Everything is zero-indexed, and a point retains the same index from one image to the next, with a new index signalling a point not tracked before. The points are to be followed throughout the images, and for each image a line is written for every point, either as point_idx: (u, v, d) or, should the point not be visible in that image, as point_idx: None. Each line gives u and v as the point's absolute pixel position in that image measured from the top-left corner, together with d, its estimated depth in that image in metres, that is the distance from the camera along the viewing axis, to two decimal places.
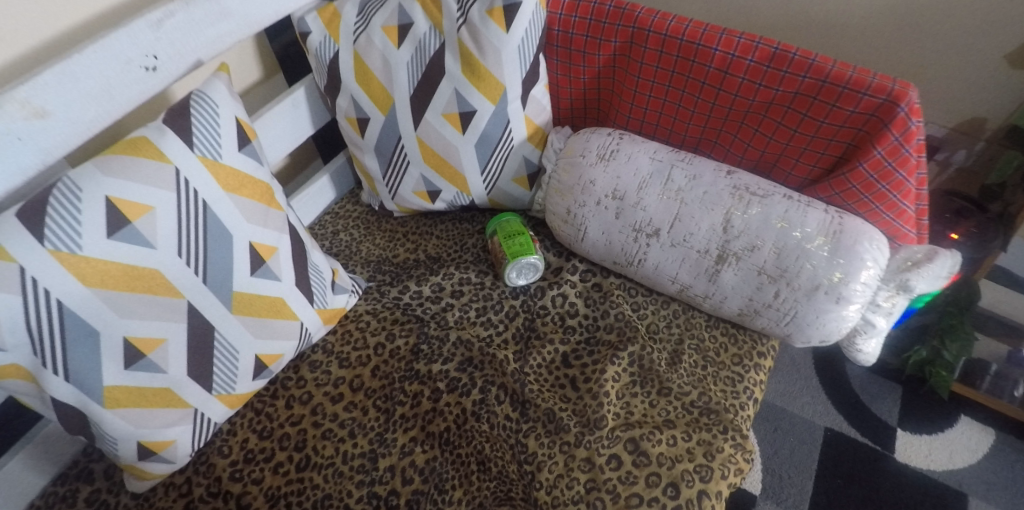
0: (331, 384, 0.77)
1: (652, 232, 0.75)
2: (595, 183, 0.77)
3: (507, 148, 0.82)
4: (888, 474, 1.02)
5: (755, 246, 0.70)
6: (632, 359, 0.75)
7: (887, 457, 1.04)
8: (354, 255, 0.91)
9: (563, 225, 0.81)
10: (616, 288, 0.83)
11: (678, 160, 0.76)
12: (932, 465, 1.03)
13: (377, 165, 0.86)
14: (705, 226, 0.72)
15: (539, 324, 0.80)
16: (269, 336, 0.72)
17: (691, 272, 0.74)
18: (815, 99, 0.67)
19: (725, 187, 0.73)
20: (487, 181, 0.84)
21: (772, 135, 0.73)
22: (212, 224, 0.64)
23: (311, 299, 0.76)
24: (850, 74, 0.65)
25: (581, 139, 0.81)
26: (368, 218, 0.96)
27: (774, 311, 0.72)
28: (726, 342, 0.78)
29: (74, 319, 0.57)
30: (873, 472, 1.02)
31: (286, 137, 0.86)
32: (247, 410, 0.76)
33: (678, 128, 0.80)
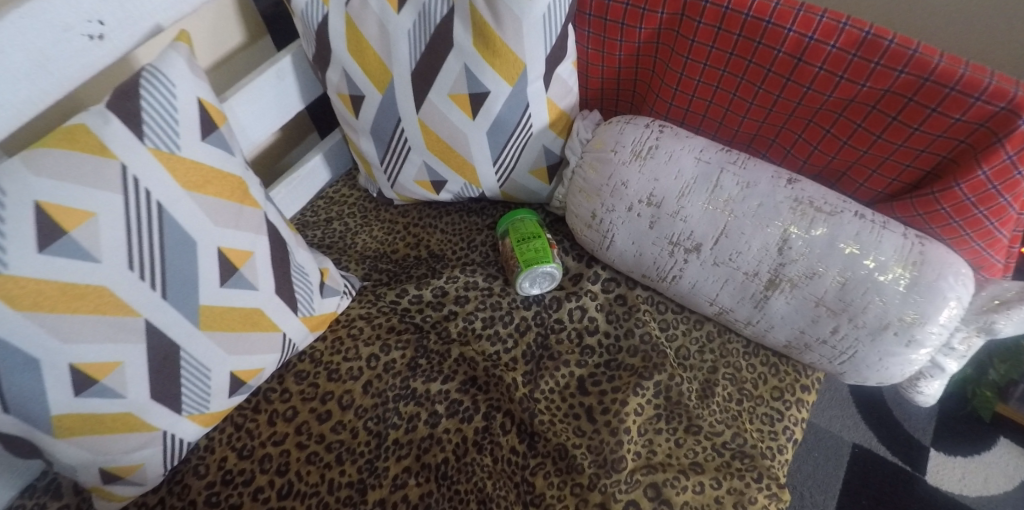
0: (318, 400, 0.69)
1: (692, 247, 0.64)
2: (628, 186, 0.66)
3: (525, 136, 0.70)
4: (917, 497, 0.95)
5: (815, 274, 0.59)
6: (658, 390, 0.66)
7: (919, 480, 0.96)
8: (348, 248, 0.80)
9: (585, 230, 0.71)
10: (643, 301, 0.73)
11: (728, 162, 0.64)
12: (965, 491, 0.95)
13: (375, 149, 0.75)
14: (757, 245, 0.61)
15: (553, 341, 0.70)
16: (245, 351, 0.63)
17: (734, 296, 0.64)
18: (910, 100, 0.54)
19: (784, 199, 0.61)
20: (500, 172, 0.73)
21: (847, 139, 0.60)
22: (169, 228, 0.54)
23: (295, 308, 0.67)
24: (961, 72, 0.51)
25: (613, 129, 0.69)
26: (365, 205, 0.85)
27: (828, 348, 0.62)
28: (765, 372, 0.68)
29: (7, 345, 0.48)
30: (902, 495, 0.95)
31: (273, 111, 0.75)
32: (227, 425, 0.69)
33: (730, 121, 0.67)
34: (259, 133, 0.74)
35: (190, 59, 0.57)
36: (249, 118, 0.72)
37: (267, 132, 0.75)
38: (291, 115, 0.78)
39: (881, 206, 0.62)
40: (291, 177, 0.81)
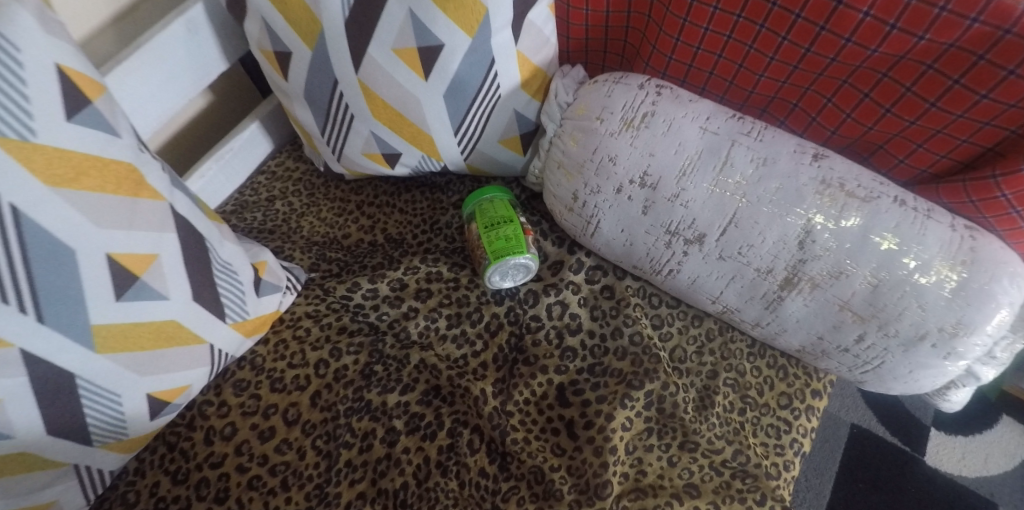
0: (260, 415, 0.60)
1: (693, 238, 0.53)
2: (617, 162, 0.54)
3: (491, 99, 0.58)
4: (915, 480, 0.89)
5: (842, 273, 0.49)
6: (650, 401, 0.57)
7: (918, 463, 0.91)
8: (293, 233, 0.70)
9: (566, 214, 0.60)
10: (632, 294, 0.63)
11: (741, 132, 0.52)
12: (964, 472, 0.90)
13: (313, 116, 0.62)
14: (772, 238, 0.50)
15: (528, 344, 0.61)
16: (162, 369, 0.53)
17: (741, 295, 0.54)
18: (980, 58, 0.42)
19: (809, 181, 0.49)
20: (463, 143, 0.61)
21: (891, 105, 0.48)
22: (31, 236, 0.43)
23: (221, 314, 0.56)
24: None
25: (599, 91, 0.57)
26: (313, 181, 0.74)
27: (849, 357, 0.53)
28: (772, 376, 0.59)
29: None
30: (900, 478, 0.89)
31: (187, 71, 0.61)
32: (159, 445, 0.60)
33: (743, 81, 0.54)
34: (174, 98, 0.61)
35: (42, 13, 0.43)
36: (158, 82, 0.59)
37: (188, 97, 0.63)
38: (212, 77, 0.65)
39: (923, 188, 0.51)
40: (221, 150, 0.69)
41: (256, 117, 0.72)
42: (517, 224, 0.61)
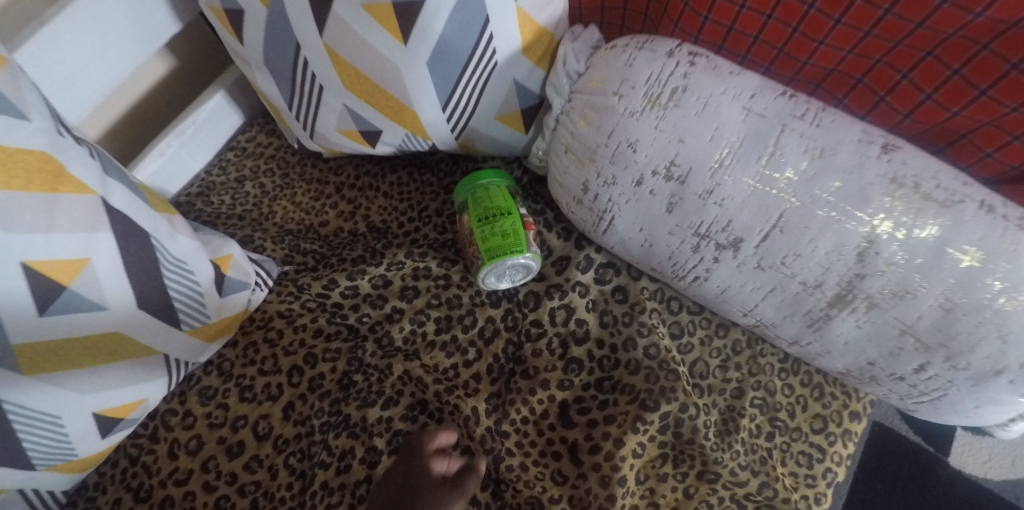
0: (228, 427, 0.54)
1: (726, 243, 0.44)
2: (637, 149, 0.44)
3: (485, 67, 0.48)
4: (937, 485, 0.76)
5: (908, 293, 0.40)
6: (666, 423, 0.50)
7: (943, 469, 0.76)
8: (265, 220, 0.62)
9: (574, 206, 0.51)
10: (649, 297, 0.54)
11: (793, 115, 0.42)
12: (990, 474, 0.76)
13: (277, 86, 0.53)
14: (825, 249, 0.41)
15: (528, 353, 0.54)
16: (108, 385, 0.47)
17: (779, 310, 0.46)
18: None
19: (876, 179, 0.40)
20: (454, 119, 0.52)
21: (988, 84, 0.38)
22: None
23: (175, 321, 0.49)
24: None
25: (617, 58, 0.46)
26: (287, 158, 0.65)
27: (903, 386, 0.45)
28: (806, 395, 0.52)
29: None
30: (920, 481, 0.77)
31: (130, 35, 0.54)
32: (121, 458, 0.54)
33: (795, 49, 0.43)
34: (112, 68, 0.55)
35: None
36: (93, 48, 0.52)
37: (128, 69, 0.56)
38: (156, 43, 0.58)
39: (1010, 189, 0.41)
40: (181, 125, 0.61)
41: (220, 86, 0.63)
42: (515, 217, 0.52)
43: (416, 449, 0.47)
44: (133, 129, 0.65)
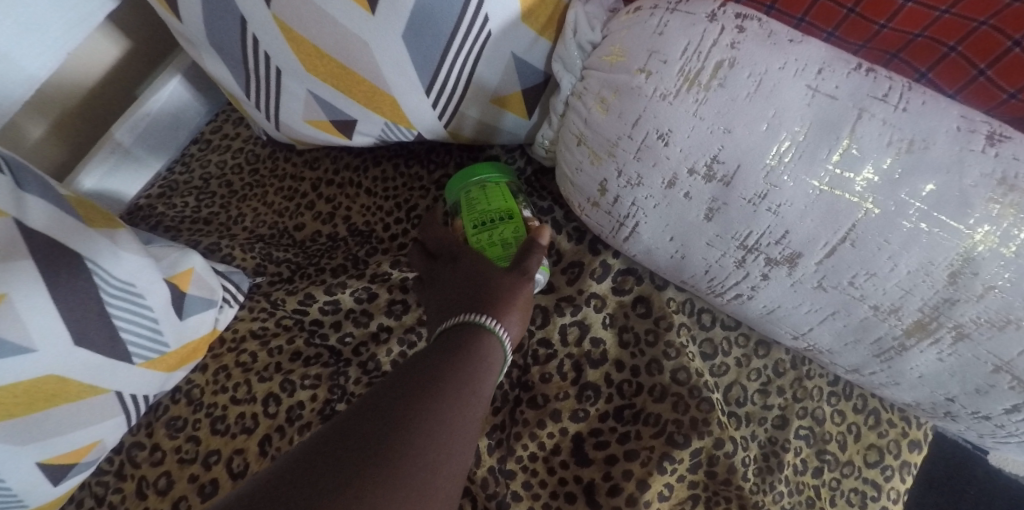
0: (200, 463, 0.48)
1: (776, 257, 0.36)
2: (669, 141, 0.36)
3: (476, 41, 0.39)
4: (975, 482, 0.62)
5: (1010, 323, 0.31)
6: (698, 460, 0.43)
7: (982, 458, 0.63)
8: (234, 223, 0.54)
9: (589, 208, 0.43)
10: (676, 310, 0.46)
11: (873, 96, 0.32)
12: None
13: (229, 70, 0.44)
14: (906, 269, 0.33)
15: (536, 378, 0.46)
16: (52, 433, 0.41)
17: (839, 336, 0.38)
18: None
19: (981, 179, 0.30)
20: (440, 104, 0.43)
21: None
22: None
23: (126, 354, 0.43)
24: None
25: (640, 26, 0.37)
26: (257, 151, 0.58)
27: (988, 425, 0.37)
28: (859, 424, 0.45)
29: None
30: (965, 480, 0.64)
31: (54, 14, 0.49)
32: (86, 497, 0.49)
33: (874, 6, 0.34)
34: (38, 56, 0.49)
35: None
36: (11, 34, 0.46)
37: (59, 55, 0.51)
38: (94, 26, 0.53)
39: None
40: (134, 116, 0.56)
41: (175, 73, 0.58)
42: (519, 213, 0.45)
43: (450, 244, 0.45)
44: (80, 123, 0.59)
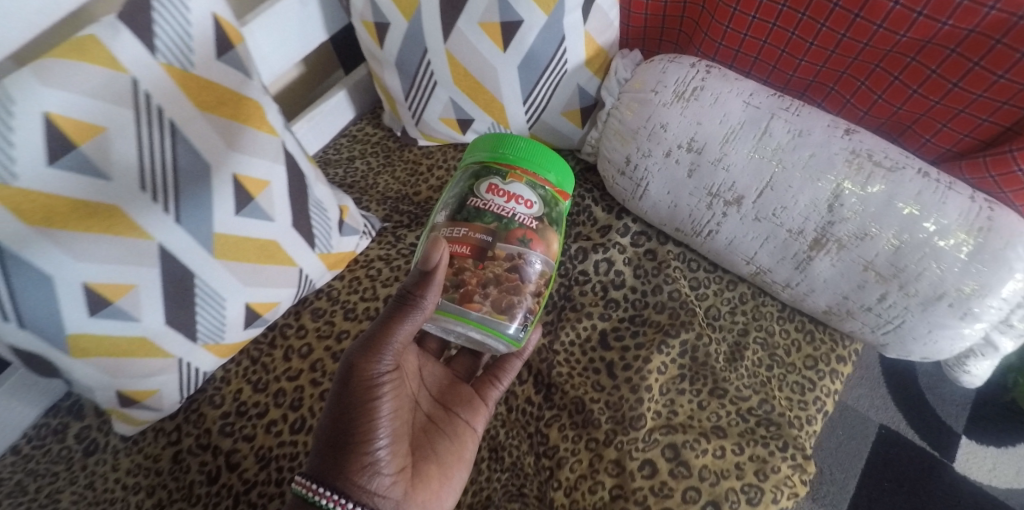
0: (333, 338, 0.68)
1: (733, 199, 0.59)
2: (667, 129, 0.60)
3: (558, 73, 0.64)
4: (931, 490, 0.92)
5: (867, 234, 0.54)
6: (684, 349, 0.63)
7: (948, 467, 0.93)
8: (370, 188, 0.78)
9: (618, 178, 0.66)
10: (673, 257, 0.69)
11: (781, 107, 0.58)
12: (994, 481, 0.92)
13: (399, 82, 0.69)
14: (805, 200, 0.56)
15: (576, 293, 0.68)
16: (261, 282, 0.62)
17: (774, 255, 0.60)
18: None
19: (840, 150, 0.55)
20: (530, 112, 0.67)
21: (916, 87, 0.53)
22: (182, 151, 0.52)
23: (311, 243, 0.65)
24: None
25: (655, 68, 0.62)
26: (388, 145, 0.81)
27: (872, 316, 0.57)
28: (800, 338, 0.65)
29: (19, 263, 0.47)
30: (929, 483, 0.92)
31: (296, 42, 0.68)
32: (243, 358, 0.69)
33: (785, 65, 0.59)
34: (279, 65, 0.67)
35: None
36: (271, 47, 0.65)
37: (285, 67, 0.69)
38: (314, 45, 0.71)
39: (970, 163, 0.54)
40: (312, 113, 0.76)
41: (342, 86, 0.79)
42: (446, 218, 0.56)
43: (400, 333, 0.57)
44: None
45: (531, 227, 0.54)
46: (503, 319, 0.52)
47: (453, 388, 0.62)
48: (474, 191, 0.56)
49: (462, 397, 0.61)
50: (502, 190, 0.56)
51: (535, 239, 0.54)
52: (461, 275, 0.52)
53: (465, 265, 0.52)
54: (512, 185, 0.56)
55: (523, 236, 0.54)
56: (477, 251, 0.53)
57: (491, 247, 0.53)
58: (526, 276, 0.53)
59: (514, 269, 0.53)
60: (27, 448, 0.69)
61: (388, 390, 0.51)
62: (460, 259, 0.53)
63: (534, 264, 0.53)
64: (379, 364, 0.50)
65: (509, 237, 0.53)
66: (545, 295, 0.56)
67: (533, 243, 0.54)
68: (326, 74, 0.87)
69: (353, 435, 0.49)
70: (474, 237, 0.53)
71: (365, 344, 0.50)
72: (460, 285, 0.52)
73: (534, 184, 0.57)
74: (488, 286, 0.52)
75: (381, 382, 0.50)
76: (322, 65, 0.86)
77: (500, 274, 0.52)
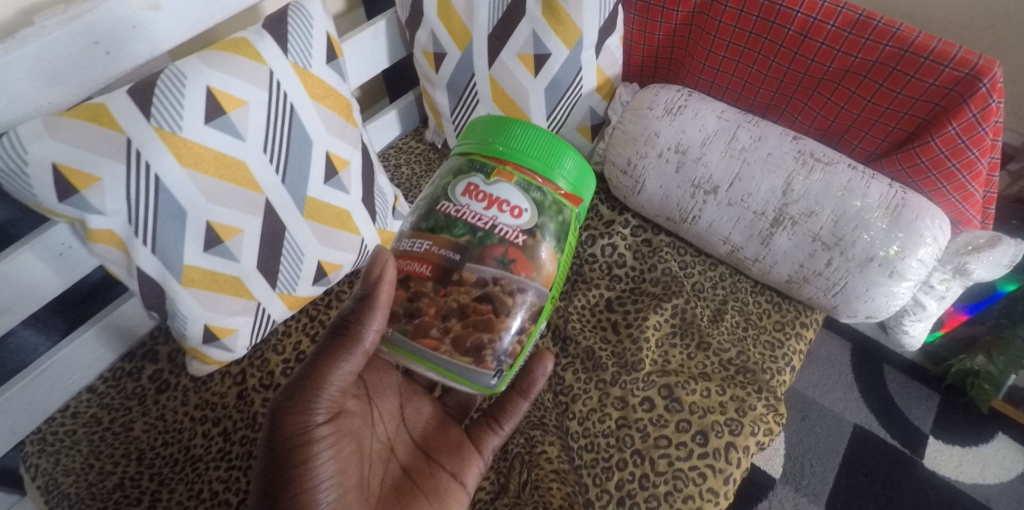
0: None
1: (710, 189, 0.75)
2: (660, 135, 0.77)
3: (575, 96, 0.83)
4: (907, 486, 1.08)
5: (812, 213, 0.70)
6: (675, 312, 0.77)
7: (920, 463, 1.11)
8: (414, 188, 0.94)
9: (621, 177, 0.82)
10: (665, 245, 0.84)
11: (745, 121, 0.76)
12: (960, 477, 1.10)
13: (448, 101, 0.87)
14: (765, 187, 0.72)
15: (586, 269, 0.82)
16: (333, 244, 0.76)
17: (744, 234, 0.75)
18: (926, 59, 0.65)
19: (789, 151, 0.73)
20: (552, 126, 0.85)
21: (843, 105, 0.73)
22: (296, 128, 0.68)
23: (374, 218, 0.80)
24: (955, 53, 0.63)
25: (650, 93, 0.81)
26: (430, 155, 0.98)
27: (823, 280, 0.72)
28: (769, 308, 0.79)
29: (167, 195, 0.62)
30: (904, 477, 1.09)
31: (365, 66, 0.87)
32: (302, 315, 0.82)
33: (748, 91, 0.79)
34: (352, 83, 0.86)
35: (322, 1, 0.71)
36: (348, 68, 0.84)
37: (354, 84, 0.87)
38: (378, 71, 0.89)
39: (887, 160, 0.73)
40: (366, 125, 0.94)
41: (393, 108, 0.96)
42: (414, 225, 0.55)
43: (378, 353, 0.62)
44: None
45: (514, 242, 0.51)
46: (465, 363, 0.50)
47: (439, 437, 0.63)
48: (455, 191, 0.54)
49: (446, 447, 0.63)
50: (483, 191, 0.54)
51: (517, 258, 0.51)
52: (418, 301, 0.52)
53: (423, 290, 0.52)
54: (498, 185, 0.53)
55: (499, 254, 0.51)
56: (439, 274, 0.51)
57: (456, 269, 0.51)
58: (498, 306, 0.51)
59: (482, 298, 0.51)
60: (102, 387, 0.81)
61: (327, 440, 0.54)
62: (419, 281, 0.52)
63: (507, 292, 0.51)
64: (313, 409, 0.53)
65: (481, 256, 0.51)
66: (534, 328, 0.54)
67: (512, 264, 0.51)
68: (374, 102, 1.06)
69: (291, 492, 0.51)
70: (436, 254, 0.51)
71: (296, 391, 0.53)
72: (415, 313, 0.51)
73: (527, 186, 0.53)
74: (448, 319, 0.51)
75: (319, 431, 0.53)
76: (372, 93, 1.05)
77: (464, 304, 0.50)
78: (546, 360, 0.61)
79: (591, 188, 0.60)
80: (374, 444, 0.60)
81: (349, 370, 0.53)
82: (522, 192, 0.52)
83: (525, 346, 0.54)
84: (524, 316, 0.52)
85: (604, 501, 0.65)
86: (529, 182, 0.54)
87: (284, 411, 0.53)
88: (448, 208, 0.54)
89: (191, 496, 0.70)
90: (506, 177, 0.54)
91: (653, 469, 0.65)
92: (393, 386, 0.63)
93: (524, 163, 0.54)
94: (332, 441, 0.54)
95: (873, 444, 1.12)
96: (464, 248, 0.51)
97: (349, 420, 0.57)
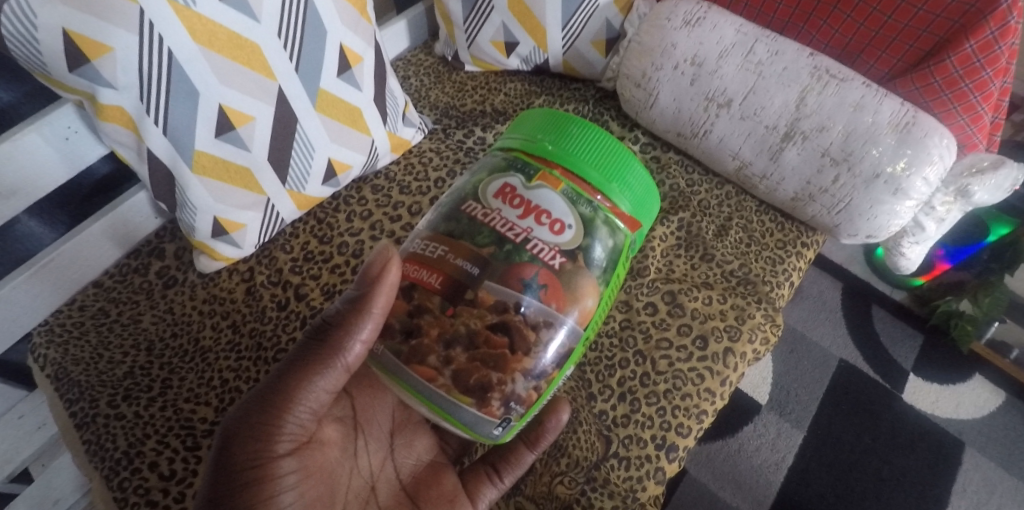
0: (391, 207, 0.81)
1: (724, 102, 0.75)
2: (677, 47, 0.77)
3: (591, 6, 0.82)
4: (884, 417, 1.15)
5: (824, 128, 0.71)
6: (681, 226, 0.80)
7: (898, 397, 1.18)
8: (423, 99, 0.93)
9: (634, 90, 0.82)
10: (674, 163, 0.86)
11: (763, 36, 0.76)
12: (935, 411, 1.17)
13: (462, 7, 0.86)
14: (779, 101, 0.72)
15: None
16: (343, 142, 0.76)
17: (755, 150, 0.76)
18: None
19: (804, 64, 0.73)
20: (566, 39, 0.85)
21: (863, 22, 0.73)
22: (312, 16, 0.67)
23: (384, 119, 0.80)
24: None
25: (669, 4, 0.80)
26: (439, 68, 0.97)
27: (828, 197, 0.73)
28: (773, 227, 0.81)
29: (180, 72, 0.60)
30: (882, 408, 1.16)
31: None
32: (310, 218, 0.82)
33: (768, 8, 0.79)
34: None
35: None
36: None
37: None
38: None
39: (901, 80, 0.72)
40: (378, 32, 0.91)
41: (403, 17, 0.94)
42: (434, 226, 0.53)
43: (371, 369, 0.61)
44: None
45: (548, 265, 0.49)
46: (465, 403, 0.48)
47: (429, 484, 0.61)
48: (490, 190, 0.53)
49: (436, 495, 0.61)
50: (522, 196, 0.52)
51: (547, 284, 0.49)
52: (419, 317, 0.49)
53: (428, 305, 0.49)
54: (538, 193, 0.52)
55: (528, 274, 0.49)
56: (451, 290, 0.49)
57: (473, 286, 0.49)
58: (514, 341, 0.48)
59: (497, 327, 0.48)
60: (108, 282, 0.81)
61: (290, 471, 0.51)
62: (425, 294, 0.50)
63: (530, 324, 0.48)
64: (284, 427, 0.51)
65: (506, 275, 0.49)
66: (557, 373, 0.51)
67: (541, 289, 0.49)
68: (383, 14, 1.04)
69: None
70: (452, 265, 0.49)
71: (259, 414, 0.50)
72: (413, 334, 0.49)
73: (575, 197, 0.51)
74: (452, 347, 0.48)
75: (282, 462, 0.51)
76: (382, 4, 1.02)
77: (475, 331, 0.48)
78: (560, 411, 0.61)
79: (651, 210, 0.58)
80: (353, 480, 0.58)
81: (325, 387, 0.52)
82: (568, 203, 0.50)
83: (545, 392, 0.51)
84: (548, 356, 0.49)
85: (606, 395, 0.67)
86: (576, 195, 0.51)
87: (243, 436, 0.50)
88: (477, 210, 0.52)
89: (202, 384, 0.71)
90: (551, 184, 0.52)
91: (654, 368, 0.68)
92: (386, 410, 0.61)
93: (573, 171, 0.53)
94: (296, 476, 0.52)
95: (855, 376, 1.19)
96: (484, 262, 0.49)
97: (319, 453, 0.55)
